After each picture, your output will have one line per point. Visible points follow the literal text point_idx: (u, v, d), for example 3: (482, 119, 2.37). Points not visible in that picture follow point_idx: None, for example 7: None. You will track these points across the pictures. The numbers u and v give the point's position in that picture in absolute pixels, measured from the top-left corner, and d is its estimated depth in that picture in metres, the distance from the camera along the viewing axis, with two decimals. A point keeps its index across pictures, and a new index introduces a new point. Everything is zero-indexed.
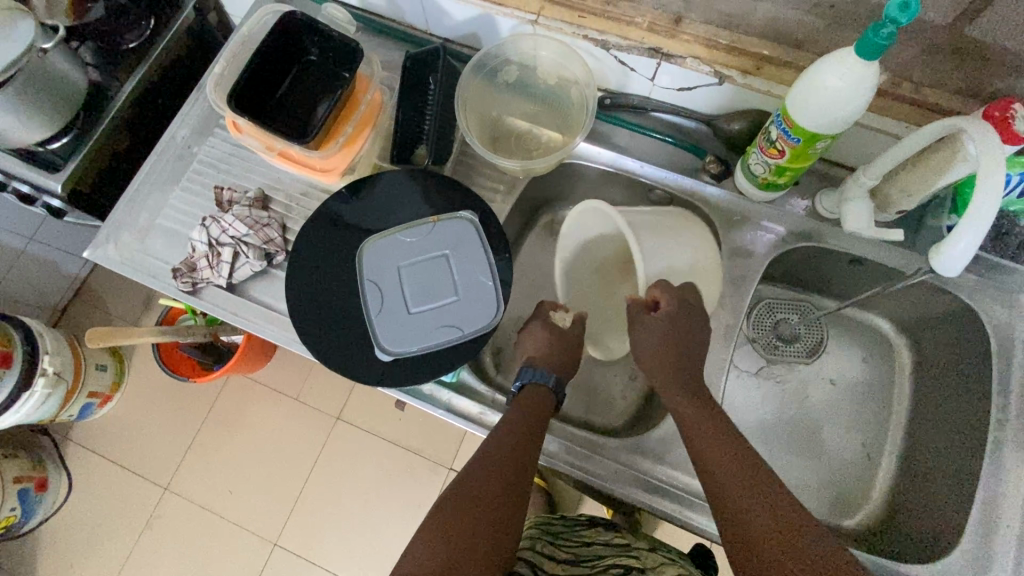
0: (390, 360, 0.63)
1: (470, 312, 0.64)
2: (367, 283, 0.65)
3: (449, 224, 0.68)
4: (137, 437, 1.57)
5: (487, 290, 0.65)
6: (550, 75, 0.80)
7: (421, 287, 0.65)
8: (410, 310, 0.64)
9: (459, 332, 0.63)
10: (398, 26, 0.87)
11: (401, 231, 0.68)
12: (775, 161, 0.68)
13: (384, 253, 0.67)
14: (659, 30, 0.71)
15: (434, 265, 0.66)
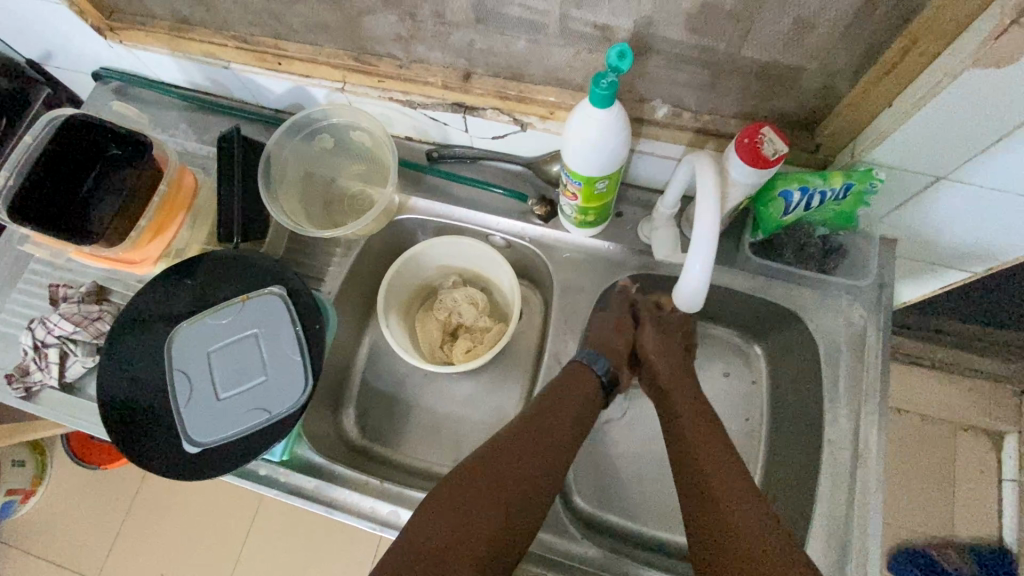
0: (199, 451, 0.62)
1: (278, 392, 0.64)
2: (177, 373, 0.65)
3: (258, 302, 0.68)
4: (65, 528, 1.53)
5: (295, 366, 0.65)
6: (364, 135, 0.81)
7: (230, 371, 0.65)
8: (219, 397, 0.64)
9: (268, 414, 0.63)
10: (227, 103, 0.89)
11: (211, 315, 0.68)
12: (574, 203, 0.69)
13: (194, 340, 0.67)
14: (453, 87, 0.73)
15: (244, 347, 0.66)
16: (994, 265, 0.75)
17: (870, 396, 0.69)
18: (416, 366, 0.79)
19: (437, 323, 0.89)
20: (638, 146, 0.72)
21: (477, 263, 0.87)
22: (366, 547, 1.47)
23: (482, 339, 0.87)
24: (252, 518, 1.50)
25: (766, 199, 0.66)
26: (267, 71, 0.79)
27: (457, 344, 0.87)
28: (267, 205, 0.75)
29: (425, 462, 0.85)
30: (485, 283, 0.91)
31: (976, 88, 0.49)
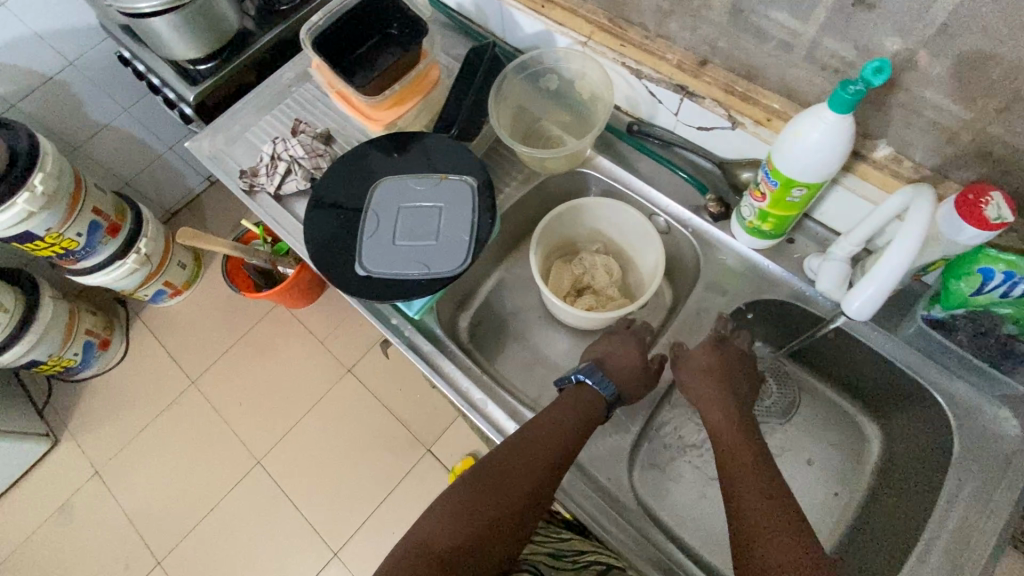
0: (364, 275, 0.73)
1: (444, 257, 0.74)
2: (370, 212, 0.77)
3: (452, 184, 0.79)
4: (190, 332, 1.81)
5: (461, 244, 0.74)
6: (585, 89, 0.90)
7: (410, 226, 0.76)
8: (394, 242, 0.75)
9: (426, 271, 0.73)
10: (479, 28, 1.02)
11: (413, 179, 0.79)
12: (759, 205, 0.71)
13: (393, 192, 0.79)
14: (686, 69, 0.78)
15: (429, 212, 0.77)
16: None
17: (995, 516, 0.63)
18: (550, 295, 0.84)
19: (570, 275, 0.94)
20: (841, 179, 0.72)
21: (633, 237, 0.90)
22: (400, 465, 1.60)
23: (606, 304, 0.91)
24: (327, 392, 1.70)
25: (960, 272, 0.63)
26: (530, 10, 0.90)
27: (582, 299, 0.92)
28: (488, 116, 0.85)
29: (513, 387, 0.91)
30: (622, 260, 0.96)
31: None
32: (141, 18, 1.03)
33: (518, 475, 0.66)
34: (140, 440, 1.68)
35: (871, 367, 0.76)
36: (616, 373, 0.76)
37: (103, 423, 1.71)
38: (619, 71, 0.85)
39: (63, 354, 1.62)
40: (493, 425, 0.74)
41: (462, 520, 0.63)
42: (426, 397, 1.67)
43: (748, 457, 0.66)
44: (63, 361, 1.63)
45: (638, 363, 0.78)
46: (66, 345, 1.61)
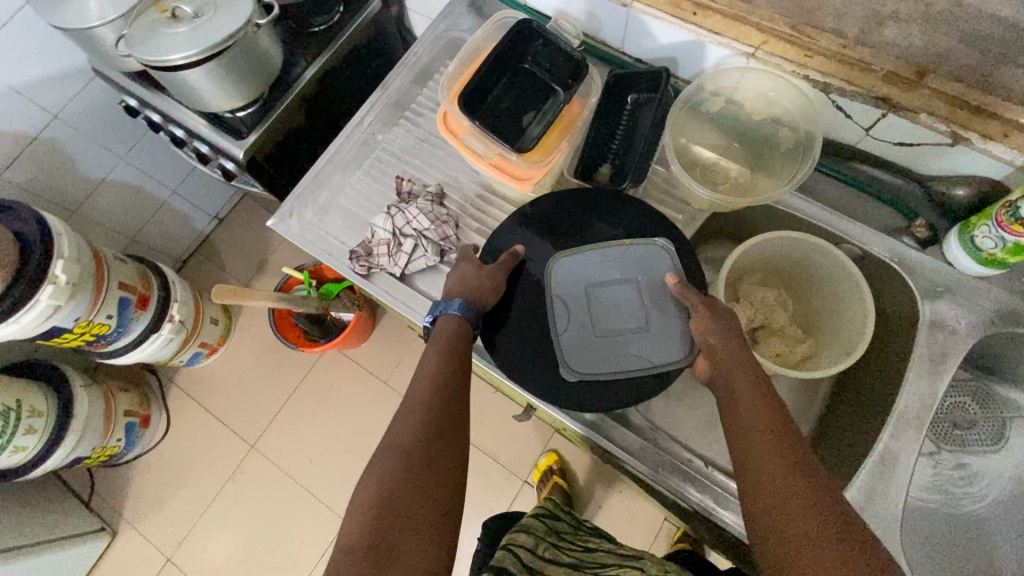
0: (575, 379, 0.66)
1: (663, 345, 0.66)
2: (557, 300, 0.69)
3: (641, 250, 0.70)
4: (235, 392, 1.65)
5: (677, 326, 0.66)
6: (757, 112, 0.79)
7: (610, 311, 0.68)
8: (597, 332, 0.67)
9: (645, 363, 0.66)
10: (593, 42, 0.86)
11: (594, 251, 0.70)
12: (1018, 239, 0.62)
13: (574, 270, 0.69)
14: (898, 80, 0.65)
15: (629, 291, 0.68)
16: None
17: None
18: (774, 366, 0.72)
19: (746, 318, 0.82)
20: None
21: (815, 269, 0.80)
22: (500, 500, 1.50)
23: (794, 348, 0.81)
24: None
25: None
26: (674, 19, 0.75)
27: (766, 345, 0.81)
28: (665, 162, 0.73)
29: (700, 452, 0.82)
30: (791, 288, 0.85)
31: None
32: (175, 70, 0.84)
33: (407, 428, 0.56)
34: (208, 517, 1.55)
35: None
36: (466, 295, 0.67)
37: (161, 504, 1.57)
38: (799, 86, 0.72)
39: (107, 443, 1.44)
40: None
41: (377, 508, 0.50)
42: (511, 426, 1.56)
43: (768, 433, 0.52)
44: (107, 451, 1.45)
45: (472, 271, 0.69)
46: (109, 434, 1.44)
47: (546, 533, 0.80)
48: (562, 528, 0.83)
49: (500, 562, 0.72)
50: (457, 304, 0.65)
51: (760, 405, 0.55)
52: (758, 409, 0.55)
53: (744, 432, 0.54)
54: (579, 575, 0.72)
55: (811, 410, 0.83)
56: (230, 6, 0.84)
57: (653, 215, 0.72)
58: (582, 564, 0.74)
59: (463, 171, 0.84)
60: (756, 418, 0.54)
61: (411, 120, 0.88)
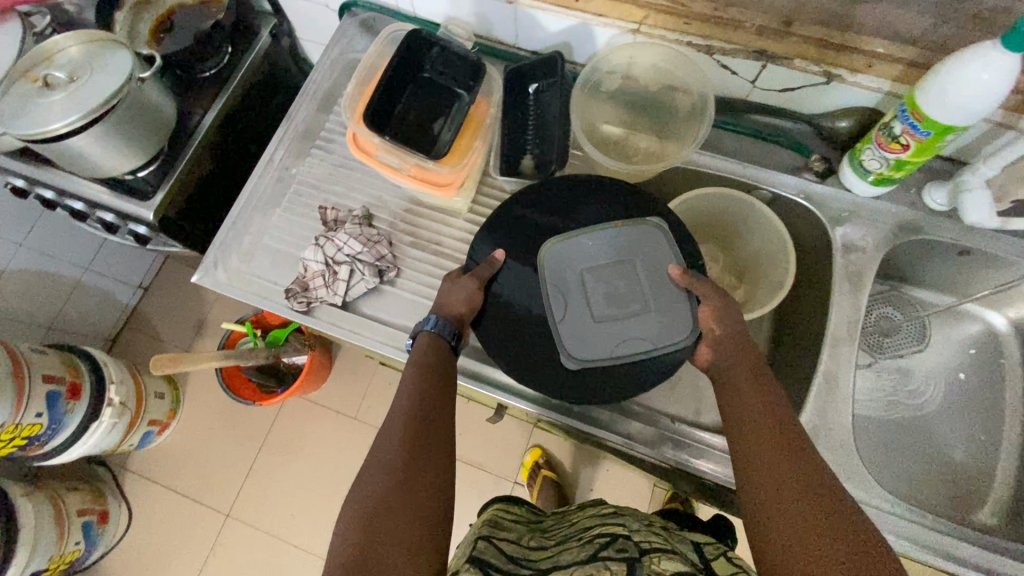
0: (577, 368, 0.66)
1: (669, 328, 0.66)
2: (552, 291, 0.68)
3: (635, 231, 0.70)
4: (197, 463, 1.56)
5: (681, 305, 0.66)
6: (653, 82, 0.82)
7: (607, 295, 0.68)
8: (595, 318, 0.67)
9: (646, 344, 0.66)
10: (487, 41, 0.89)
11: (584, 236, 0.70)
12: (898, 156, 0.68)
13: (567, 257, 0.69)
14: (769, 33, 0.71)
15: (626, 273, 0.68)
16: None
17: None
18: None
19: None
20: None
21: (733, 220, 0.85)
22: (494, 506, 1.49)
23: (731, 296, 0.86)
24: None
25: None
26: (558, 7, 0.78)
27: None
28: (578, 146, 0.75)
29: None
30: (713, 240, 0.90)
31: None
32: (55, 143, 0.79)
33: (391, 442, 0.58)
34: None
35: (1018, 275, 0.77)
36: (446, 310, 0.68)
37: None
38: (684, 53, 0.77)
39: (66, 549, 1.33)
40: None
41: (365, 515, 0.53)
42: (489, 432, 1.56)
43: (762, 429, 0.57)
44: (67, 558, 1.34)
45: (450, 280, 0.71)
46: (65, 539, 1.33)
47: (528, 531, 0.81)
48: (545, 525, 0.84)
49: (483, 553, 0.71)
50: (432, 320, 0.67)
51: (760, 413, 0.58)
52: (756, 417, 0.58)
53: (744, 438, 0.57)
54: (563, 546, 0.73)
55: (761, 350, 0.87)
56: (108, 66, 0.80)
57: (594, 199, 0.73)
58: (565, 538, 0.75)
59: (386, 189, 0.84)
60: (758, 425, 0.57)
61: (324, 148, 0.87)
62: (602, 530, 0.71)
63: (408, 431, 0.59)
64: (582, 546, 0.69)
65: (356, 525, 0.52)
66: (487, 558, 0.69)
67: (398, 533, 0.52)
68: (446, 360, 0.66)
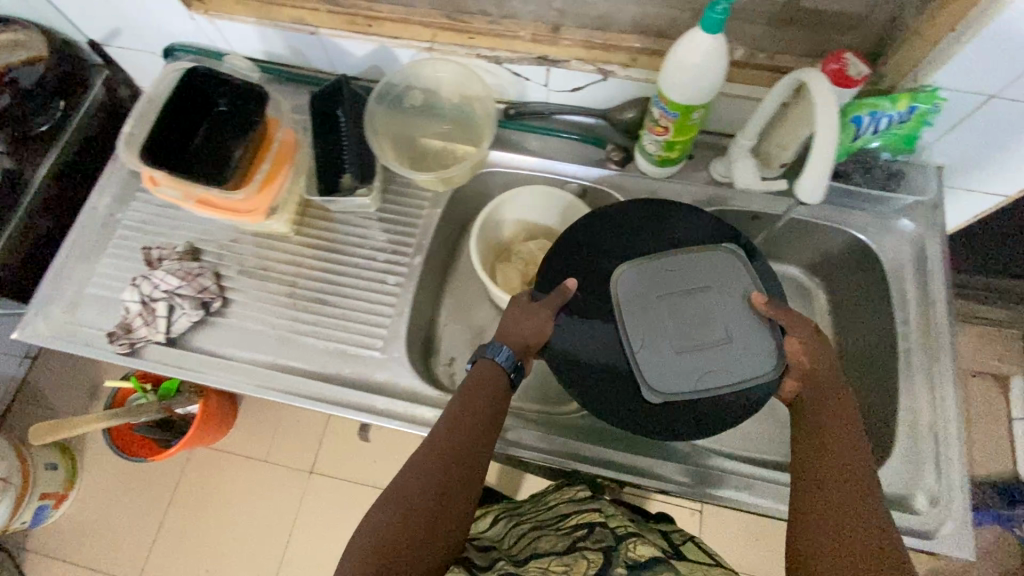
0: (661, 403, 0.68)
1: (744, 361, 0.69)
2: (626, 325, 0.71)
3: (715, 255, 0.74)
4: (104, 532, 1.49)
5: (762, 337, 0.70)
6: (454, 94, 0.86)
7: (684, 326, 0.71)
8: (674, 353, 0.70)
9: (726, 376, 0.69)
10: (304, 71, 0.92)
11: (661, 262, 0.75)
12: (663, 138, 0.75)
13: (638, 288, 0.73)
14: (542, 39, 0.78)
15: (710, 299, 0.72)
16: None
17: (939, 302, 0.75)
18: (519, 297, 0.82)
19: (518, 271, 0.92)
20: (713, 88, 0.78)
21: (548, 212, 0.92)
22: None
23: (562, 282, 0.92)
24: (300, 502, 1.51)
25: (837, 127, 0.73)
26: (354, 33, 0.82)
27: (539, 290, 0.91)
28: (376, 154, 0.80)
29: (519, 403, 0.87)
30: (542, 231, 0.96)
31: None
32: None
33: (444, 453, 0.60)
34: None
35: (800, 233, 0.85)
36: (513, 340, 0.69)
37: None
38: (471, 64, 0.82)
39: None
40: None
41: (404, 516, 0.55)
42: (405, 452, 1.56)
43: (837, 486, 0.57)
44: None
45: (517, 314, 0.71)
46: None
47: (508, 528, 0.74)
48: (523, 509, 0.78)
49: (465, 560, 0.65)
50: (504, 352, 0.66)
51: (844, 454, 0.60)
52: (840, 447, 0.60)
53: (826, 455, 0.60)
54: (543, 535, 0.67)
55: None
56: None
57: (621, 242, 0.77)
58: (542, 524, 0.70)
59: (212, 222, 0.85)
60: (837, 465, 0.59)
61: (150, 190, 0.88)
62: (580, 518, 0.66)
63: (461, 449, 0.61)
64: (560, 537, 0.64)
65: (395, 519, 0.55)
66: (466, 553, 0.63)
67: (422, 539, 0.55)
68: (503, 388, 0.66)
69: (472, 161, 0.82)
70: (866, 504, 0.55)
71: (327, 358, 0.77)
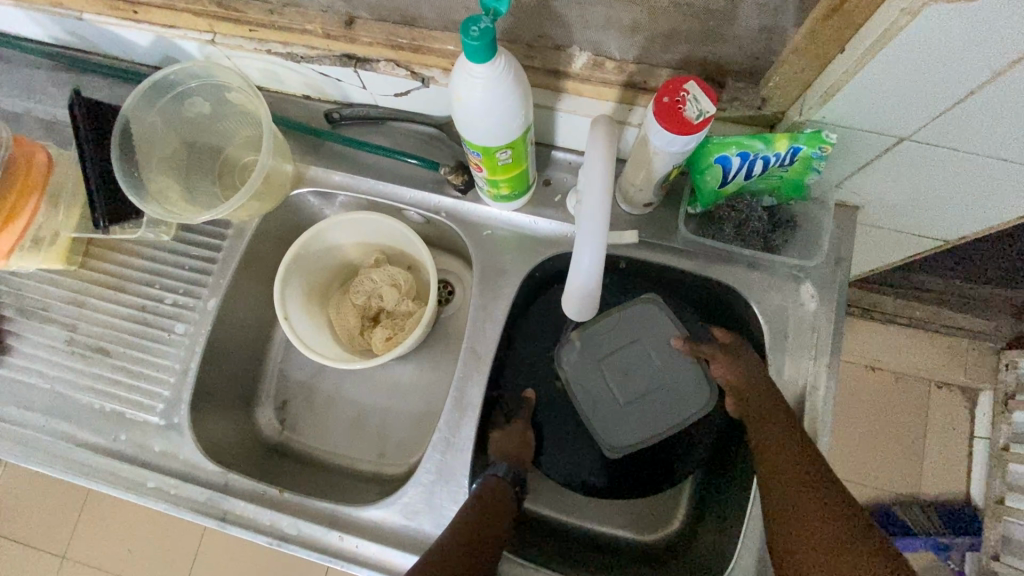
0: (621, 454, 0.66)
1: (685, 396, 0.66)
2: (574, 388, 0.67)
3: (635, 310, 0.68)
4: (30, 508, 1.51)
5: (694, 371, 0.67)
6: (242, 100, 0.68)
7: (626, 378, 0.67)
8: (621, 403, 0.67)
9: (675, 418, 0.66)
10: (98, 59, 0.76)
11: (594, 324, 0.68)
12: (482, 175, 0.59)
13: (582, 351, 0.68)
14: (336, 35, 0.60)
15: (640, 350, 0.67)
16: (967, 234, 0.65)
17: (819, 385, 0.62)
18: (322, 359, 0.71)
19: (354, 308, 0.80)
20: (558, 104, 0.61)
21: (385, 237, 0.78)
22: None
23: (403, 322, 0.79)
24: None
25: (701, 168, 0.56)
26: (124, 20, 0.66)
27: (374, 332, 0.78)
28: (132, 191, 0.63)
29: (349, 458, 0.78)
30: (384, 254, 0.82)
31: (941, 55, 0.40)
32: None
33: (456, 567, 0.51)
34: None
35: (672, 281, 0.70)
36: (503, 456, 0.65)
37: None
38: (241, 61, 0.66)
39: None
40: (316, 548, 0.61)
41: None
42: None
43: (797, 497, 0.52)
44: None
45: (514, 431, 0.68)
46: None
47: None
48: None
49: None
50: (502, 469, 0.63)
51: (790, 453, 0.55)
52: (779, 429, 0.57)
53: (769, 452, 0.56)
54: None
55: (448, 377, 0.80)
56: None
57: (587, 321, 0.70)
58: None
59: None
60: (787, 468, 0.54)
61: None
62: None
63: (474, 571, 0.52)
64: None
65: None
66: None
67: None
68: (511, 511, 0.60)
69: (253, 186, 0.65)
70: (819, 490, 0.52)
71: (102, 422, 0.67)
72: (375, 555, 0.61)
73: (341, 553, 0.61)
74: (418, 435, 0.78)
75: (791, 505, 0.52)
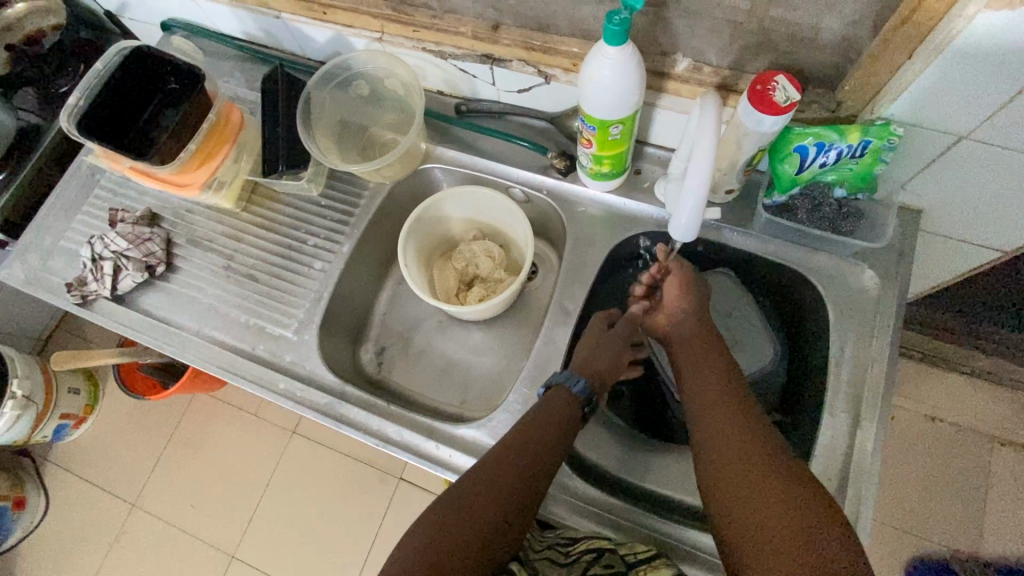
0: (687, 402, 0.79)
1: (751, 353, 0.79)
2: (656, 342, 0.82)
3: (712, 278, 0.81)
4: (112, 455, 1.64)
5: (760, 335, 0.79)
6: (396, 85, 0.84)
7: None
8: None
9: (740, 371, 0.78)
10: (277, 53, 0.95)
11: None
12: (590, 151, 0.71)
13: None
14: (482, 37, 0.76)
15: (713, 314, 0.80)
16: (1020, 244, 0.72)
17: (878, 361, 0.68)
18: (430, 303, 0.82)
19: (454, 272, 0.92)
20: (658, 101, 0.73)
21: (489, 213, 0.90)
22: (377, 500, 1.54)
23: (495, 288, 0.90)
24: (279, 459, 1.59)
25: (781, 156, 0.66)
26: (313, 20, 0.84)
27: (471, 292, 0.90)
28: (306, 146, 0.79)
29: (435, 400, 0.87)
30: (484, 231, 0.94)
31: (998, 54, 0.50)
32: None
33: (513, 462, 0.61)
34: None
35: (744, 265, 0.79)
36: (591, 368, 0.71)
37: None
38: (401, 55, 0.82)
39: None
40: (415, 452, 0.71)
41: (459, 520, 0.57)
42: None
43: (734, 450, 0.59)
44: None
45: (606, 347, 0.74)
46: None
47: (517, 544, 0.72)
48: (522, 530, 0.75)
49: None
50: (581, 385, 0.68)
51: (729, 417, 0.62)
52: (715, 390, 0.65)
53: (705, 416, 0.64)
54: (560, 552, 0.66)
55: (529, 340, 0.90)
56: None
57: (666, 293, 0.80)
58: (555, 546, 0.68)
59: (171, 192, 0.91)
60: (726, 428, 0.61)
61: None
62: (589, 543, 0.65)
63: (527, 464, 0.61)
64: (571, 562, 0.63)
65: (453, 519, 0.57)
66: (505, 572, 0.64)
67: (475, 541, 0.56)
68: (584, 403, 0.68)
69: (400, 152, 0.80)
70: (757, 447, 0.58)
71: (244, 333, 0.81)
72: (465, 466, 0.70)
73: (436, 460, 0.71)
74: (498, 387, 0.87)
75: (729, 451, 0.59)
